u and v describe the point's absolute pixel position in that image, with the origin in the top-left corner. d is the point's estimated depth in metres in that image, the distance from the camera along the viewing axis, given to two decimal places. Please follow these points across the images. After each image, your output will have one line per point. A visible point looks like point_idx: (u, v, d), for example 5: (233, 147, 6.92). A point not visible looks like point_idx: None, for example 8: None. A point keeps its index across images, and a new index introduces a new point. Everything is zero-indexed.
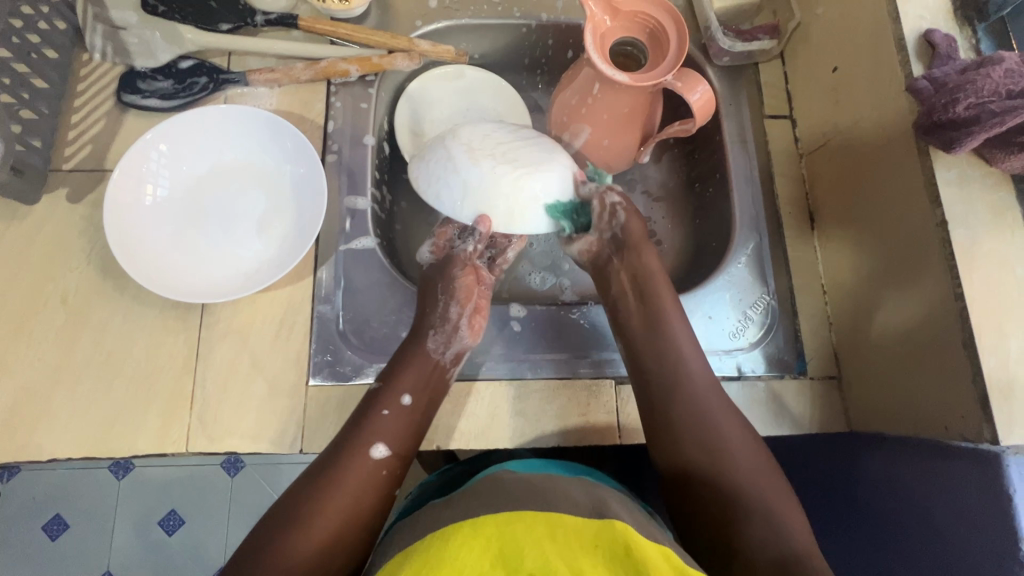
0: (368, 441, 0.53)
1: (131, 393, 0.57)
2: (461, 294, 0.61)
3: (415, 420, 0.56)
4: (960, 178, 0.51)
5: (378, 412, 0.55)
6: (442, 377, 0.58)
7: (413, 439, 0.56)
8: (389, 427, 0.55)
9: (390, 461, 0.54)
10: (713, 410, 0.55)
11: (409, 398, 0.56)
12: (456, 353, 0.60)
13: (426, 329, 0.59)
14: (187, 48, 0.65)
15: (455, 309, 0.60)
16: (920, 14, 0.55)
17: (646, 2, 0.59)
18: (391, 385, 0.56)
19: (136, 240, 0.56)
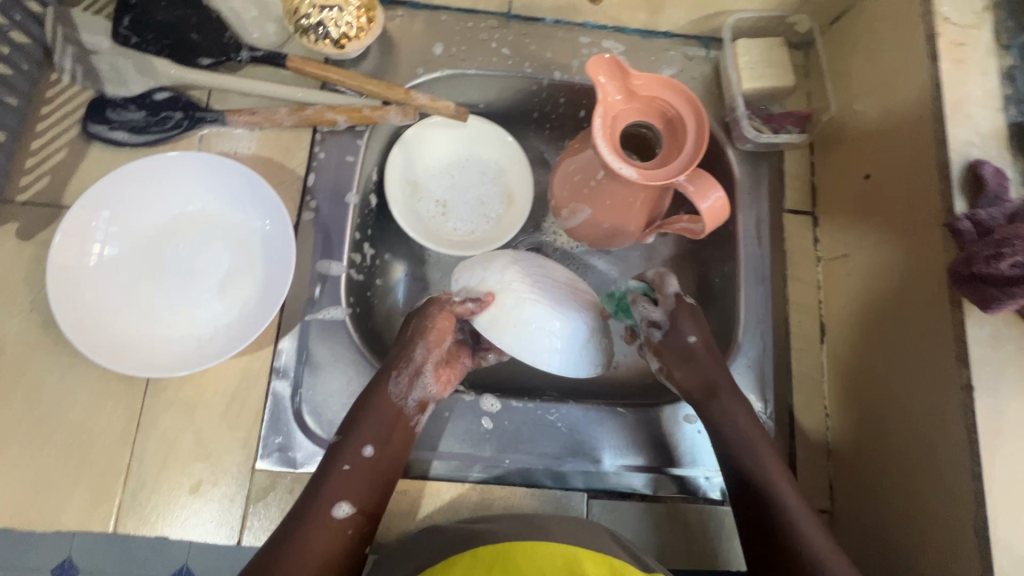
0: (330, 500, 0.50)
1: (63, 458, 0.53)
2: (433, 338, 0.53)
3: (377, 474, 0.52)
4: (994, 337, 0.45)
5: (339, 467, 0.51)
6: (406, 424, 0.54)
7: (380, 492, 0.52)
8: (352, 483, 0.51)
9: (355, 519, 0.50)
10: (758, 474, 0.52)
11: (371, 449, 0.52)
12: (420, 400, 0.54)
13: (390, 371, 0.54)
14: (162, 80, 0.60)
15: (422, 350, 0.53)
16: (971, 140, 0.49)
17: (664, 88, 0.54)
18: (351, 438, 0.52)
19: (77, 301, 0.51)
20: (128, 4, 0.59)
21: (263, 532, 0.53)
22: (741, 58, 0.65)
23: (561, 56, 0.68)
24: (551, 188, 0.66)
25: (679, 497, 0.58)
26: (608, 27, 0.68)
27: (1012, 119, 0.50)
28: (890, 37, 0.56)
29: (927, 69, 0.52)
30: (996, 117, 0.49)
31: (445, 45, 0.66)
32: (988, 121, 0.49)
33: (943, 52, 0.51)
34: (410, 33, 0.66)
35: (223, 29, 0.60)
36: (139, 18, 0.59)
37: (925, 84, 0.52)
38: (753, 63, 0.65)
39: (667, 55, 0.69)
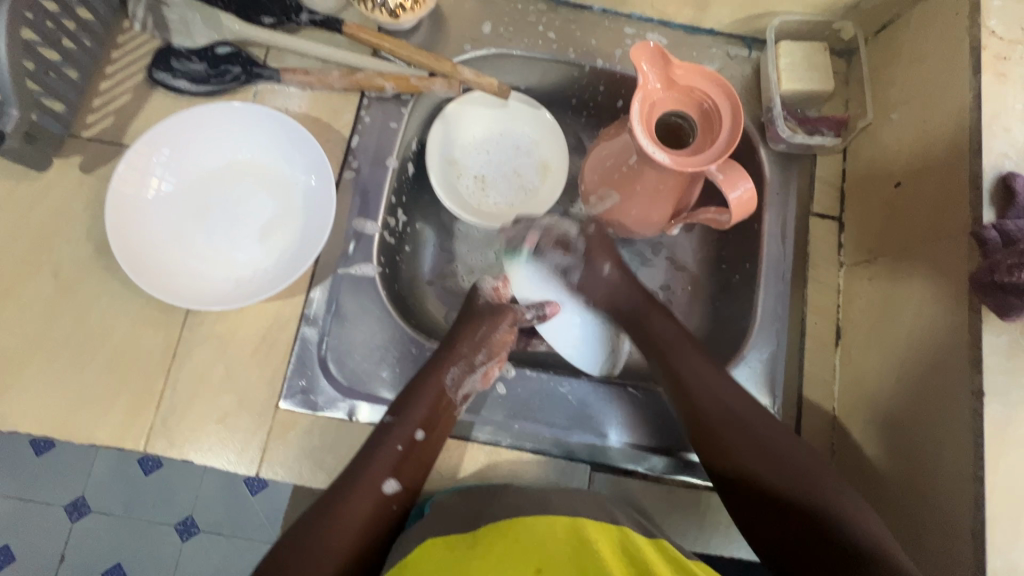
0: (379, 474, 0.53)
1: (103, 378, 0.56)
2: (491, 344, 0.61)
3: (424, 457, 0.56)
4: (1010, 347, 0.46)
5: (391, 446, 0.55)
6: (452, 415, 0.58)
7: (422, 472, 0.56)
8: (398, 461, 0.54)
9: (400, 494, 0.54)
10: (763, 430, 0.53)
11: (421, 434, 0.55)
12: (466, 393, 0.59)
13: (446, 366, 0.58)
14: (225, 35, 0.63)
15: (480, 355, 0.60)
16: (1006, 153, 0.49)
17: (704, 80, 0.55)
18: (403, 420, 0.55)
19: (133, 231, 0.55)
20: None
21: (280, 467, 0.56)
22: (782, 60, 0.66)
23: (604, 45, 0.69)
24: (583, 172, 0.67)
25: (681, 480, 0.60)
26: (653, 20, 0.70)
27: None
28: (934, 48, 0.57)
29: (969, 81, 0.52)
30: None
31: (493, 24, 0.69)
32: None
33: (986, 65, 0.51)
34: (461, 11, 0.69)
35: None
36: None
37: (965, 95, 0.52)
38: (793, 66, 0.66)
39: (709, 51, 0.70)
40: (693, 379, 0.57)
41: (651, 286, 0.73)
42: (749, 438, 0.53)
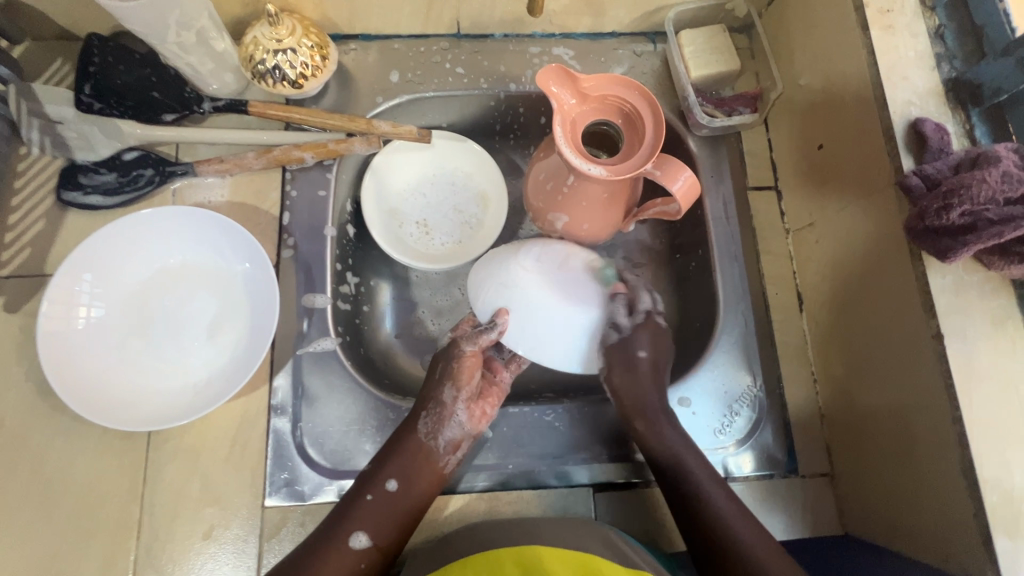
0: (348, 529, 0.52)
1: (73, 523, 0.53)
2: (465, 380, 0.58)
3: (396, 510, 0.53)
4: (956, 285, 0.47)
5: (361, 497, 0.53)
6: (431, 464, 0.55)
7: (396, 527, 0.53)
8: (368, 515, 0.53)
9: (368, 552, 0.52)
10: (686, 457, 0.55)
11: (394, 484, 0.54)
12: (449, 440, 0.56)
13: (421, 413, 0.57)
14: (130, 141, 0.61)
15: (456, 392, 0.57)
16: (910, 99, 0.51)
17: (615, 85, 0.56)
18: (376, 471, 0.54)
19: (71, 366, 0.52)
20: (87, 72, 0.60)
21: None
22: (686, 49, 0.67)
23: (514, 68, 0.69)
24: (525, 197, 0.67)
25: None
26: (556, 35, 0.70)
27: (947, 75, 0.52)
28: (822, 12, 0.59)
29: (860, 37, 0.54)
30: (930, 76, 0.52)
31: (401, 71, 0.68)
32: (925, 80, 0.52)
33: (873, 20, 0.53)
34: (366, 64, 0.68)
35: (182, 83, 0.62)
36: (100, 86, 0.60)
37: (861, 52, 0.54)
38: (699, 51, 0.67)
39: (615, 53, 0.71)
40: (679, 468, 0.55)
41: None
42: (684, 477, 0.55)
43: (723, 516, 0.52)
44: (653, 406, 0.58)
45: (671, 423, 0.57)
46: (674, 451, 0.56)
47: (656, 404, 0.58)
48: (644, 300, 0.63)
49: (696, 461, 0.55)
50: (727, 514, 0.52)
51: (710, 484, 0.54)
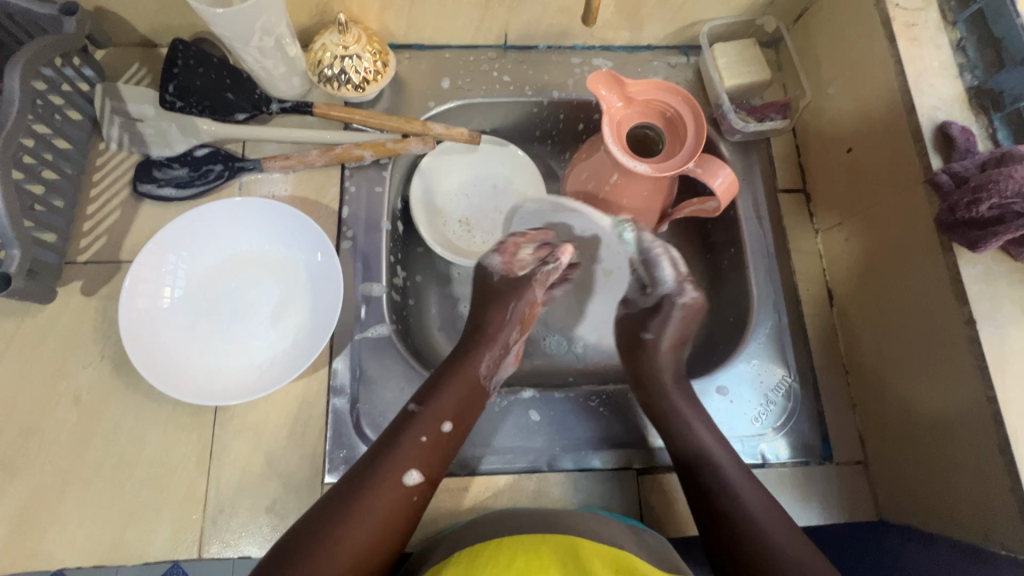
0: (403, 465, 0.53)
1: (143, 495, 0.56)
2: (521, 318, 0.63)
3: (447, 449, 0.56)
4: (986, 274, 0.50)
5: (415, 437, 0.55)
6: (482, 399, 0.59)
7: (444, 465, 0.56)
8: (424, 453, 0.54)
9: (422, 486, 0.53)
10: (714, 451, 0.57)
11: (448, 425, 0.56)
12: (497, 381, 0.61)
13: (482, 353, 0.61)
14: (203, 138, 0.65)
15: (515, 328, 0.62)
16: (936, 105, 0.55)
17: (660, 90, 0.60)
18: (432, 411, 0.56)
19: (151, 342, 0.56)
20: (171, 73, 0.65)
21: None
22: (719, 61, 0.71)
23: (556, 77, 0.74)
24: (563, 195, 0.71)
25: None
26: (596, 47, 0.75)
27: (970, 83, 0.56)
28: (849, 27, 0.63)
29: (887, 49, 0.58)
30: (954, 84, 0.56)
31: (451, 78, 0.73)
32: (949, 87, 0.56)
33: (899, 34, 0.58)
34: (419, 71, 0.73)
35: (253, 85, 0.66)
36: (182, 85, 0.64)
37: (888, 62, 0.58)
38: (731, 62, 0.71)
39: (650, 65, 0.76)
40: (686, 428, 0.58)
41: None
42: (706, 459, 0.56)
43: (726, 481, 0.55)
44: (668, 382, 0.62)
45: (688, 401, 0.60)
46: (699, 441, 0.58)
47: (667, 381, 0.61)
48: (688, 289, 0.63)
49: (716, 445, 0.57)
50: (739, 480, 0.55)
51: (705, 438, 0.58)
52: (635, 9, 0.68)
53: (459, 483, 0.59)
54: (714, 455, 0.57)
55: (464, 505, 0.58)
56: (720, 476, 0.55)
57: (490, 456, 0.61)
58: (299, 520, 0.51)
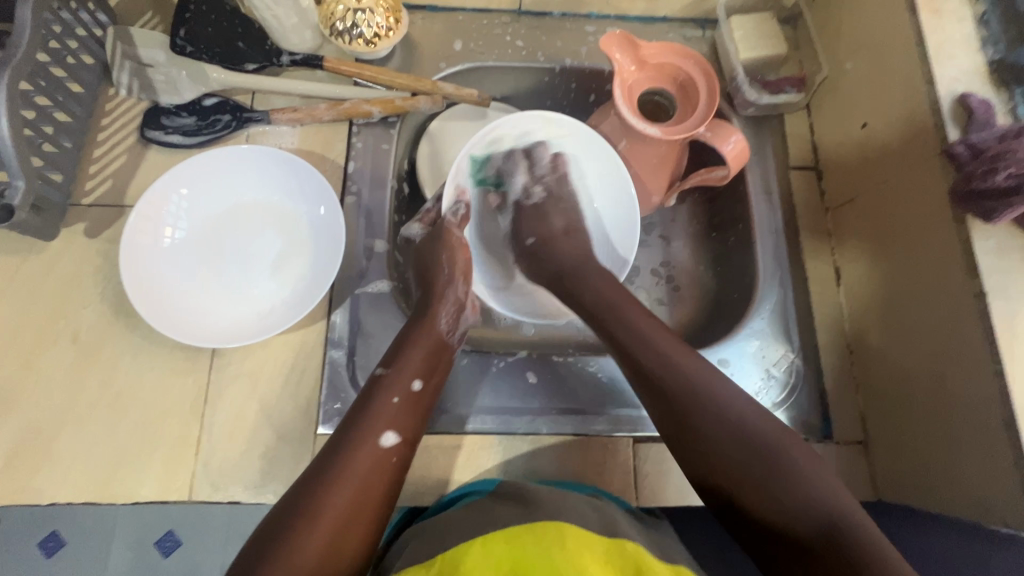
0: (376, 428, 0.50)
1: (136, 436, 0.56)
2: (460, 269, 0.60)
3: (420, 408, 0.53)
4: (999, 248, 0.49)
5: (387, 397, 0.52)
6: (448, 358, 0.57)
7: (420, 426, 0.53)
8: (398, 413, 0.51)
9: (400, 447, 0.50)
10: (704, 384, 0.49)
11: (419, 383, 0.53)
12: (461, 333, 0.60)
13: (439, 309, 0.58)
14: (212, 86, 0.65)
15: (460, 282, 0.60)
16: (955, 78, 0.54)
17: (674, 53, 0.59)
18: (399, 369, 0.53)
19: (152, 281, 0.56)
20: (183, 18, 0.65)
21: None
22: (736, 33, 0.71)
23: (570, 45, 0.73)
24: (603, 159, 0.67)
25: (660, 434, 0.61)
26: (611, 16, 0.74)
27: (992, 57, 0.55)
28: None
29: (908, 21, 0.57)
30: (976, 57, 0.55)
31: (464, 41, 0.72)
32: (970, 60, 0.55)
33: (921, 4, 0.56)
34: (431, 33, 0.72)
35: (265, 36, 0.66)
36: (193, 30, 0.65)
37: (909, 34, 0.57)
38: (748, 35, 0.70)
39: (666, 36, 0.75)
40: (678, 383, 0.49)
41: (650, 265, 0.75)
42: (682, 378, 0.49)
43: (710, 394, 0.49)
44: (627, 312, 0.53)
45: (678, 347, 0.51)
46: (687, 372, 0.50)
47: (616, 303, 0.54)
48: (539, 190, 0.65)
49: (695, 365, 0.50)
50: (732, 407, 0.48)
51: (723, 388, 0.49)
52: None
53: (453, 441, 0.59)
54: (691, 377, 0.49)
55: (457, 463, 0.58)
56: (701, 401, 0.48)
57: (484, 415, 0.60)
58: (270, 510, 0.46)
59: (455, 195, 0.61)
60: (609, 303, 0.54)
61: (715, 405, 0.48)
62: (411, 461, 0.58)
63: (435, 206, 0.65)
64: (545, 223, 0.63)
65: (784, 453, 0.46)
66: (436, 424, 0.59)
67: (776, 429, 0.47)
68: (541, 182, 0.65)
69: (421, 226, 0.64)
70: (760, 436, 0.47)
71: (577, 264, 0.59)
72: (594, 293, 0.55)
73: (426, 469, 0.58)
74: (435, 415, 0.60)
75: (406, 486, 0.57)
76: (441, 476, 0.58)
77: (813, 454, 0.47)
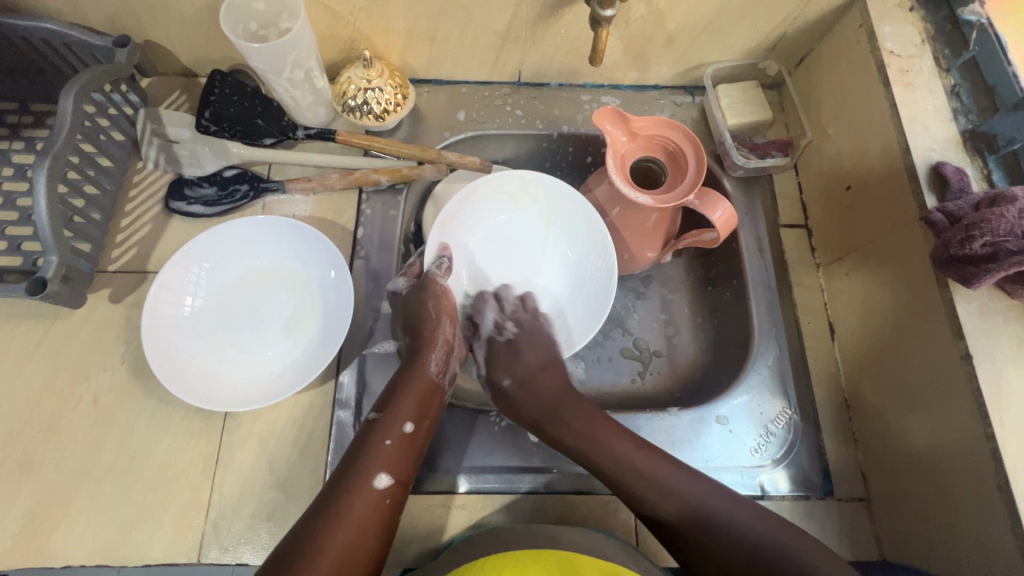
0: (369, 470, 0.52)
1: (151, 495, 0.58)
2: (448, 311, 0.63)
3: (414, 449, 0.55)
4: (982, 310, 0.51)
5: (381, 441, 0.54)
6: (440, 398, 0.59)
7: (414, 466, 0.55)
8: (391, 455, 0.53)
9: (393, 488, 0.52)
10: (631, 475, 0.56)
11: (411, 426, 0.56)
12: (451, 373, 0.62)
13: (428, 351, 0.60)
14: (232, 159, 0.70)
15: (446, 321, 0.63)
16: (930, 147, 0.57)
17: (663, 126, 0.63)
18: (391, 414, 0.55)
19: (171, 347, 0.59)
20: (208, 100, 0.70)
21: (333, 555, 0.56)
22: (723, 101, 0.75)
23: (566, 113, 0.78)
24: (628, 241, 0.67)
25: None
26: (605, 86, 0.79)
27: (964, 126, 0.58)
28: (847, 71, 0.66)
29: (882, 92, 0.61)
30: (949, 127, 0.58)
31: (466, 112, 0.77)
32: (943, 130, 0.58)
33: (893, 79, 0.60)
34: (437, 104, 0.77)
35: (282, 113, 0.72)
36: (217, 110, 0.70)
37: (884, 106, 0.61)
38: (734, 103, 0.75)
39: (658, 102, 0.79)
40: (631, 473, 0.56)
41: (649, 317, 0.76)
42: (626, 468, 0.56)
43: (633, 467, 0.56)
44: (565, 418, 0.61)
45: (609, 430, 0.59)
46: (620, 458, 0.57)
47: (552, 406, 0.62)
48: (510, 326, 0.68)
49: (624, 448, 0.57)
50: (647, 483, 0.55)
51: (665, 472, 0.55)
52: (642, 51, 0.72)
53: (455, 500, 0.60)
54: (680, 491, 0.54)
55: (460, 523, 0.59)
56: (618, 472, 0.56)
57: (487, 474, 0.61)
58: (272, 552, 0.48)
59: (439, 250, 0.64)
60: (587, 437, 0.59)
61: (659, 489, 0.55)
62: (414, 520, 0.59)
63: (420, 258, 0.65)
64: (517, 363, 0.66)
65: (780, 549, 0.50)
66: (438, 483, 0.60)
67: (720, 503, 0.53)
68: (512, 318, 0.68)
69: (405, 280, 0.64)
70: (711, 507, 0.53)
71: (558, 400, 0.63)
72: (536, 403, 0.62)
73: (429, 529, 0.58)
74: (438, 473, 0.61)
75: (409, 547, 0.58)
76: (444, 536, 0.58)
77: (790, 531, 0.51)
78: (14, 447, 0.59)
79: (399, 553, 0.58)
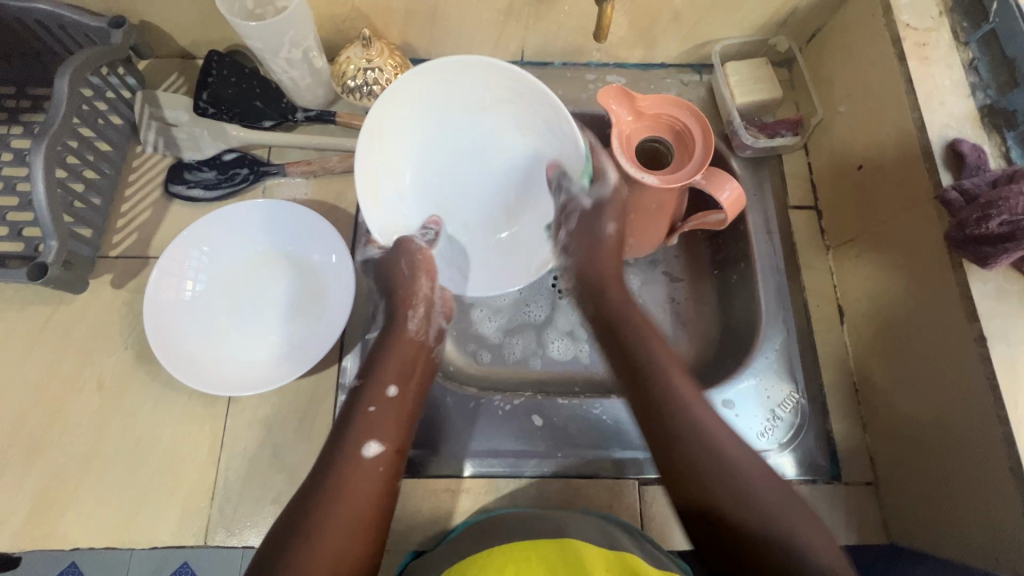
0: (357, 441, 0.50)
1: (156, 479, 0.58)
2: (425, 268, 0.62)
3: (405, 411, 0.54)
4: (998, 292, 0.50)
5: (364, 408, 0.52)
6: (425, 359, 0.60)
7: (407, 430, 0.54)
8: (379, 422, 0.52)
9: (386, 455, 0.51)
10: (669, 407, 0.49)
11: (395, 389, 0.55)
12: (434, 331, 0.62)
13: (406, 311, 0.61)
14: (231, 142, 0.69)
15: (424, 278, 0.62)
16: (946, 123, 0.55)
17: (670, 105, 0.61)
18: (375, 380, 0.55)
19: (173, 332, 0.59)
20: (206, 82, 0.69)
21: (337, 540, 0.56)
22: (731, 79, 0.73)
23: (571, 92, 0.76)
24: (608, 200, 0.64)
25: None
26: (610, 64, 0.77)
27: (982, 102, 0.56)
28: (861, 45, 0.64)
29: (898, 67, 0.59)
30: (967, 103, 0.56)
31: None
32: (961, 106, 0.56)
33: (909, 53, 0.58)
34: None
35: (281, 95, 0.70)
36: (215, 93, 0.69)
37: (899, 81, 0.59)
38: (743, 81, 0.73)
39: (664, 81, 0.77)
40: (667, 388, 0.50)
41: (657, 304, 0.74)
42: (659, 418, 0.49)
43: (700, 431, 0.47)
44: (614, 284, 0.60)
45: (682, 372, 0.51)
46: (677, 389, 0.50)
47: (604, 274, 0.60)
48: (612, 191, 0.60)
49: (686, 385, 0.50)
50: (738, 457, 0.46)
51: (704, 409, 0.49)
52: (648, 27, 0.70)
53: (460, 484, 0.60)
54: (724, 453, 0.46)
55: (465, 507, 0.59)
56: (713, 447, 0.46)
57: (493, 458, 0.61)
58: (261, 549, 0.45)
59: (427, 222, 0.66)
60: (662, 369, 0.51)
61: (714, 453, 0.46)
62: (420, 504, 0.59)
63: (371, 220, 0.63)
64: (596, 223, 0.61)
65: (777, 516, 0.43)
66: (442, 468, 0.61)
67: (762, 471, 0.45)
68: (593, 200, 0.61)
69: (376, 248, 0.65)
70: (748, 474, 0.45)
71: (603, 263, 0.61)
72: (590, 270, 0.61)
73: (434, 513, 0.59)
74: (442, 458, 0.61)
75: (415, 530, 0.58)
76: (450, 520, 0.59)
77: (796, 501, 0.44)
78: (20, 432, 0.59)
79: (404, 536, 0.58)
